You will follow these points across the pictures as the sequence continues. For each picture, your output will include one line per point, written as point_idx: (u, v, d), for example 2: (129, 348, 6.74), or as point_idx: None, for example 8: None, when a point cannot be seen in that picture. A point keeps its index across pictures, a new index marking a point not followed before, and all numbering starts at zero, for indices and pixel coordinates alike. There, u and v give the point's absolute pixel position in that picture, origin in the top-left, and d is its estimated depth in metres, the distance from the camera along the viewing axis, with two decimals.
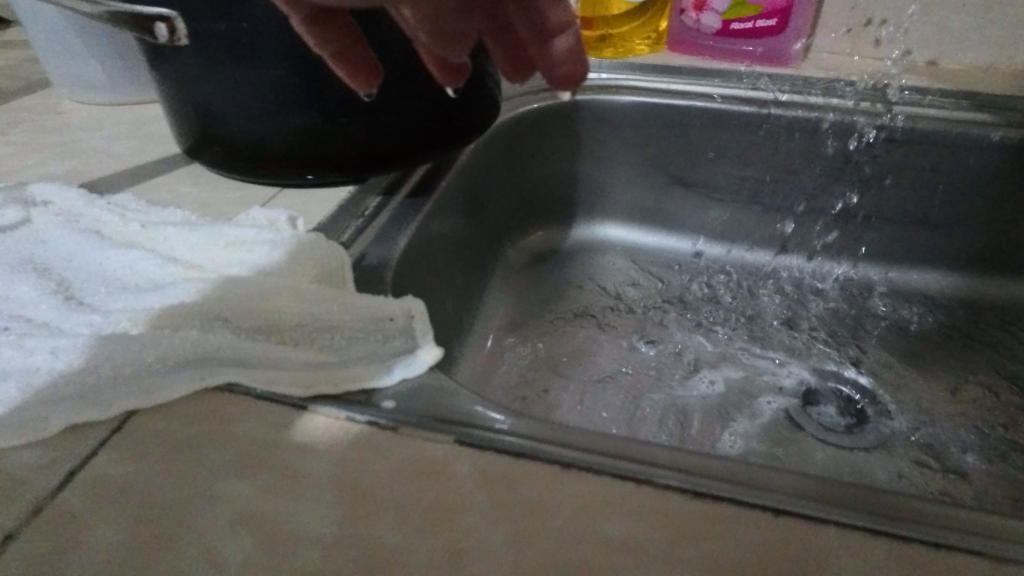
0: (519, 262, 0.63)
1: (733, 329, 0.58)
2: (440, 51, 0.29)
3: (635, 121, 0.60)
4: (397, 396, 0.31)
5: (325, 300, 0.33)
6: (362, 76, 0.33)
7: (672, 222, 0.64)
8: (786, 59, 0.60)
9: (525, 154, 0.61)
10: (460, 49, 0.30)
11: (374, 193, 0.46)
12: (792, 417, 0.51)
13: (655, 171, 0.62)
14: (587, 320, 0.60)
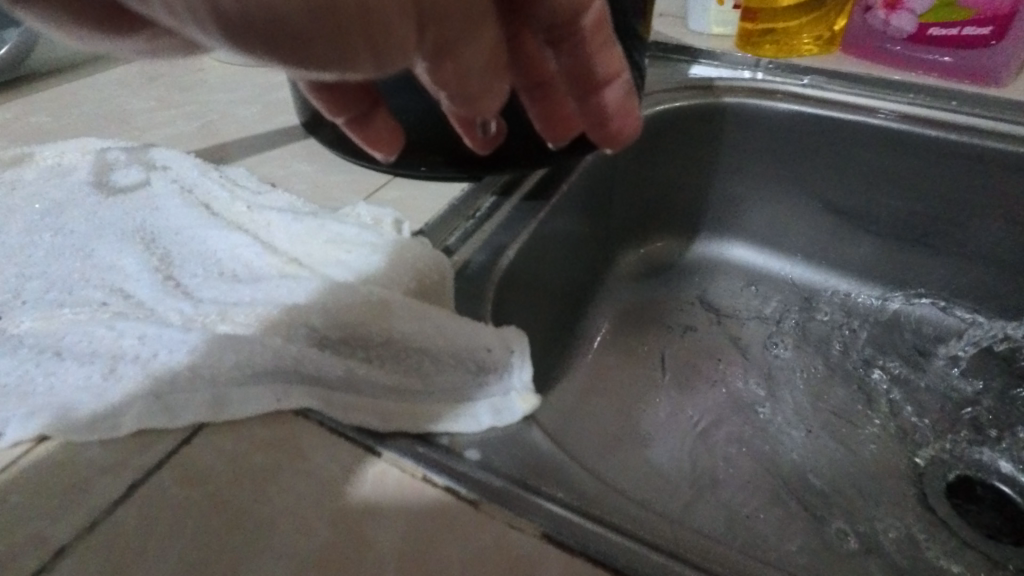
0: (628, 270, 0.57)
1: (871, 384, 0.48)
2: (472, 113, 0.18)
3: (789, 131, 0.52)
4: (483, 448, 0.27)
5: (419, 319, 0.30)
6: (382, 142, 0.25)
7: (814, 253, 0.56)
8: (993, 78, 0.48)
9: (658, 152, 0.54)
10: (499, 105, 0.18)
11: (487, 193, 0.42)
12: (939, 508, 0.41)
13: (803, 193, 0.54)
14: (694, 344, 0.52)
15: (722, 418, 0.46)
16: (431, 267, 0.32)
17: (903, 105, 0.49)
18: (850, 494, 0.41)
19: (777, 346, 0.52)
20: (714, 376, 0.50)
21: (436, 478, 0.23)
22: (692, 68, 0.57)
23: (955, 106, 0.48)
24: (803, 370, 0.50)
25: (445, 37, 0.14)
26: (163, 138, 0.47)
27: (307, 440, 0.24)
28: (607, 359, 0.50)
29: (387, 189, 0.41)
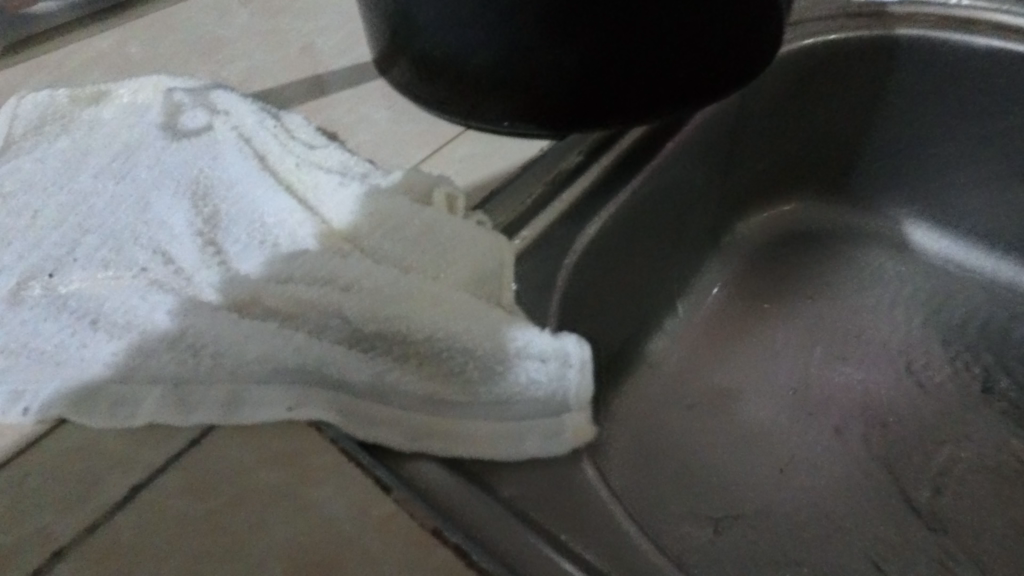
0: (747, 239, 0.54)
1: (1000, 369, 0.47)
2: None
3: (970, 82, 0.47)
4: (521, 486, 0.23)
5: (466, 317, 0.25)
6: None
7: (960, 224, 0.52)
8: None
9: (801, 103, 0.49)
10: None
11: (573, 152, 0.36)
12: None
13: (977, 154, 0.49)
14: (799, 327, 0.51)
15: (814, 416, 0.46)
16: (489, 253, 0.27)
17: None
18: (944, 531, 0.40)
19: (899, 317, 0.51)
20: (817, 364, 0.48)
21: (449, 536, 0.20)
22: None
23: None
24: (924, 349, 0.49)
25: None
26: (240, 72, 0.44)
27: (318, 458, 0.22)
28: (706, 336, 0.49)
29: (459, 145, 0.36)
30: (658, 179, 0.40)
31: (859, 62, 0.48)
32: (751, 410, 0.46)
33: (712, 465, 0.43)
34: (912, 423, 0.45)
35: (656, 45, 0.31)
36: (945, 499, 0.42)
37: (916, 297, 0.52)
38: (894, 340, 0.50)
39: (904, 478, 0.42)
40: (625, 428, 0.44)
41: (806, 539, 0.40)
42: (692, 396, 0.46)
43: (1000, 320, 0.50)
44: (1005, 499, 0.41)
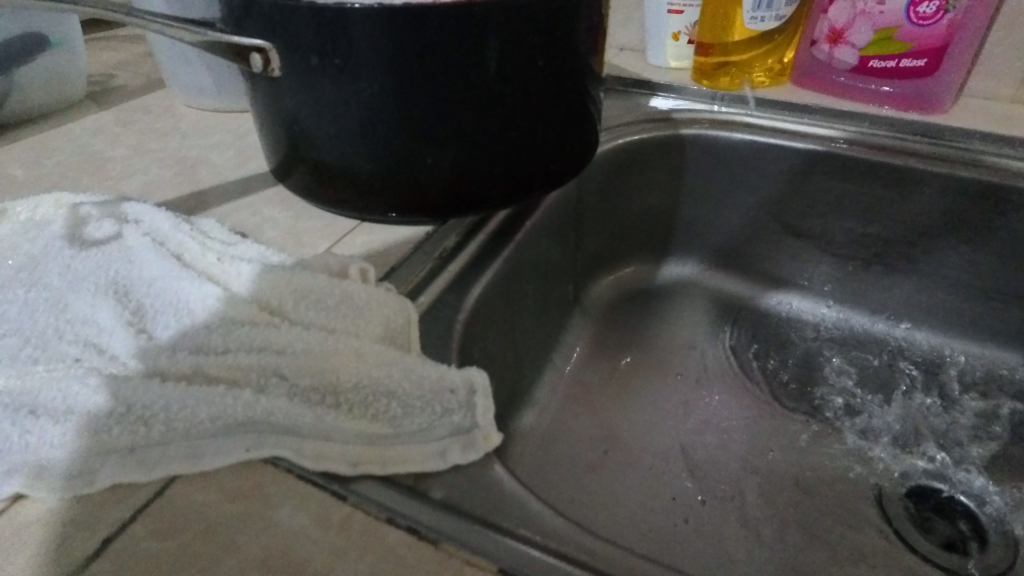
0: (601, 299, 0.66)
1: (794, 373, 0.62)
2: None
3: (739, 164, 0.64)
4: (449, 489, 0.28)
5: (386, 363, 0.31)
6: None
7: (752, 270, 0.69)
8: (927, 103, 0.61)
9: (625, 187, 0.63)
10: None
11: (453, 233, 0.45)
12: (881, 506, 0.52)
13: (755, 215, 0.66)
14: (650, 363, 0.63)
15: (669, 429, 0.57)
16: (398, 315, 0.33)
17: (857, 133, 0.61)
18: (778, 500, 0.52)
19: (721, 343, 0.65)
20: (667, 388, 0.61)
21: (399, 520, 0.26)
22: (652, 99, 0.68)
23: (893, 130, 0.60)
24: (740, 366, 0.63)
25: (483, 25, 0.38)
26: (138, 187, 0.48)
27: (277, 486, 0.27)
28: (580, 377, 0.60)
29: (356, 235, 0.43)
30: (523, 249, 0.49)
31: (658, 156, 0.64)
32: (621, 432, 0.56)
33: (597, 483, 0.52)
34: (740, 434, 0.57)
35: (503, 147, 0.43)
36: (772, 477, 0.54)
37: (729, 328, 0.67)
38: (717, 367, 0.63)
39: (740, 478, 0.53)
40: (520, 469, 0.50)
41: (678, 528, 0.49)
42: (572, 436, 0.55)
43: (791, 337, 0.66)
44: (812, 476, 0.54)
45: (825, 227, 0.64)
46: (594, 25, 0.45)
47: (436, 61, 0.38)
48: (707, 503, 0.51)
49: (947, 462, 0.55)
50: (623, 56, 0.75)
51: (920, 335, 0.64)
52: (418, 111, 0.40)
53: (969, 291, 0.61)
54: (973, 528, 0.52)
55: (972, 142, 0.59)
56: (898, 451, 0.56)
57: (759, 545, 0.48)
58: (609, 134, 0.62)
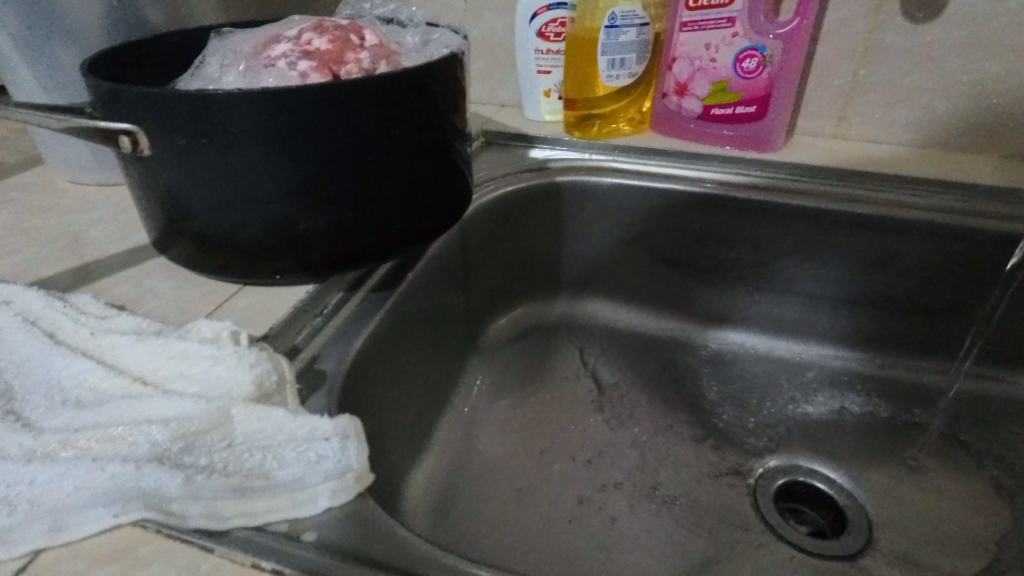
0: (500, 339, 0.71)
1: (683, 389, 0.69)
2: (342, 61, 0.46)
3: (612, 204, 0.71)
4: (319, 527, 0.31)
5: (258, 418, 0.34)
6: None
7: (638, 299, 0.75)
8: (764, 142, 0.70)
9: (511, 232, 0.69)
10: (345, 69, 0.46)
11: (336, 289, 0.48)
12: (756, 504, 0.58)
13: (637, 248, 0.72)
14: (548, 393, 0.67)
15: (567, 454, 0.61)
16: (272, 374, 0.36)
17: (709, 172, 0.69)
18: (664, 510, 0.57)
19: (615, 367, 0.71)
20: (568, 417, 0.65)
21: (264, 563, 0.29)
22: (530, 151, 0.74)
23: (737, 168, 0.69)
24: (633, 389, 0.68)
25: (342, 99, 0.42)
26: (13, 268, 0.48)
27: (147, 549, 0.29)
28: (482, 415, 0.63)
29: (236, 300, 0.45)
30: (409, 298, 0.53)
31: (537, 202, 0.70)
32: (523, 463, 0.60)
33: (499, 513, 0.55)
34: (631, 455, 0.62)
35: (376, 207, 0.47)
36: (660, 490, 0.59)
37: (622, 354, 0.72)
38: (610, 392, 0.68)
39: (631, 497, 0.58)
40: (420, 513, 0.52)
41: (574, 548, 0.52)
42: (473, 472, 0.58)
43: (677, 357, 0.72)
44: (697, 484, 0.60)
45: (692, 255, 0.71)
46: (454, 94, 0.50)
47: (302, 135, 0.42)
48: (601, 522, 0.55)
49: (811, 458, 0.62)
50: (503, 112, 0.81)
51: (786, 344, 0.72)
52: (289, 180, 0.43)
53: (814, 303, 0.70)
54: (835, 514, 0.59)
55: (803, 173, 0.69)
56: (770, 452, 0.63)
57: (647, 558, 0.52)
58: (491, 186, 0.67)
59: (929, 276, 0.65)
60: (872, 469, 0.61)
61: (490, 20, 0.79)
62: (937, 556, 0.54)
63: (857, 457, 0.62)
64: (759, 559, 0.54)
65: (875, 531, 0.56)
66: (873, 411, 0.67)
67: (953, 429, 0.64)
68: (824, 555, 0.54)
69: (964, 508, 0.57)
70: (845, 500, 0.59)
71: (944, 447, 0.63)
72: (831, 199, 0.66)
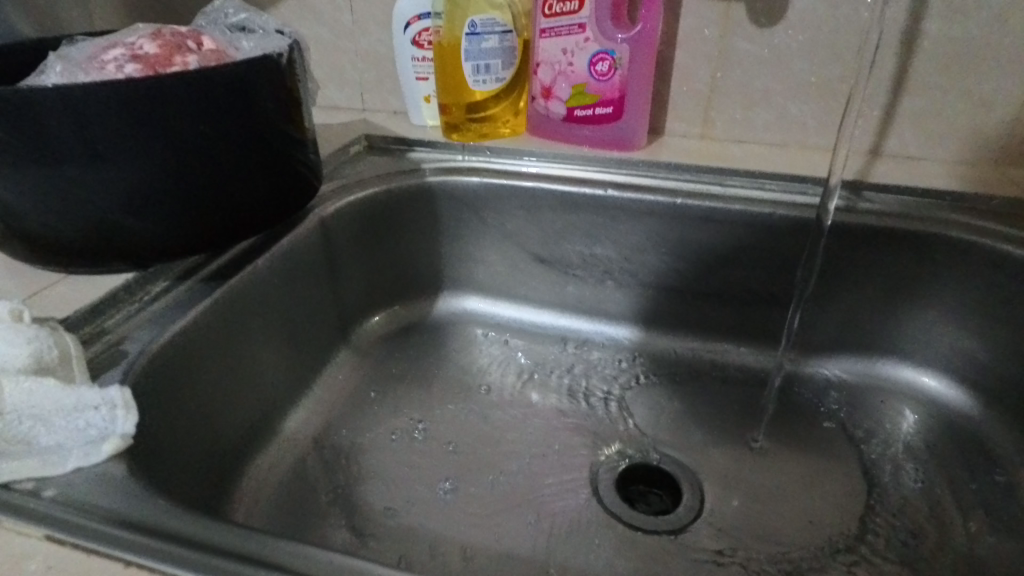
0: (378, 335, 0.73)
1: (553, 381, 0.71)
2: (171, 61, 0.50)
3: (482, 195, 0.73)
4: (61, 487, 0.34)
5: (24, 388, 0.35)
6: None
7: (518, 297, 0.78)
8: (625, 141, 0.73)
9: (385, 231, 0.72)
10: (172, 67, 0.49)
11: (163, 278, 0.51)
12: (599, 487, 0.60)
13: (510, 246, 0.75)
14: (418, 386, 0.69)
15: (424, 443, 0.63)
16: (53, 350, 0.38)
17: (576, 170, 0.73)
18: (505, 492, 0.59)
19: (490, 361, 0.74)
20: (432, 407, 0.67)
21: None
22: (411, 154, 0.78)
23: (601, 165, 0.73)
24: (501, 382, 0.71)
25: (156, 99, 0.45)
26: None
27: None
28: (346, 405, 0.66)
29: (58, 290, 0.48)
30: (252, 288, 0.55)
31: (408, 202, 0.72)
32: (377, 451, 0.62)
33: (340, 498, 0.57)
34: (487, 443, 0.64)
35: (203, 199, 0.50)
36: (507, 474, 0.61)
37: (498, 349, 0.75)
38: (478, 386, 0.70)
39: (477, 482, 0.60)
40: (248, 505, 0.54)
41: (406, 531, 0.55)
42: (320, 461, 0.59)
43: (551, 352, 0.75)
44: (545, 469, 0.62)
45: (561, 252, 0.74)
46: (289, 100, 0.54)
47: (117, 132, 0.45)
48: (440, 506, 0.57)
49: (662, 444, 0.65)
50: (392, 119, 0.85)
51: (657, 337, 0.75)
52: (106, 175, 0.46)
53: (677, 296, 0.73)
54: (675, 494, 0.61)
55: (664, 168, 0.72)
56: (624, 438, 0.65)
57: (478, 545, 0.54)
58: (363, 186, 0.70)
59: (780, 268, 0.68)
60: (718, 451, 0.64)
61: (376, 32, 0.82)
62: (756, 532, 0.56)
63: (706, 442, 0.65)
64: (589, 537, 0.56)
65: (706, 509, 0.58)
66: (730, 399, 0.69)
67: (800, 414, 0.67)
68: (650, 530, 0.57)
69: (796, 489, 0.60)
70: (686, 479, 0.61)
71: (789, 432, 0.65)
72: (685, 193, 0.69)
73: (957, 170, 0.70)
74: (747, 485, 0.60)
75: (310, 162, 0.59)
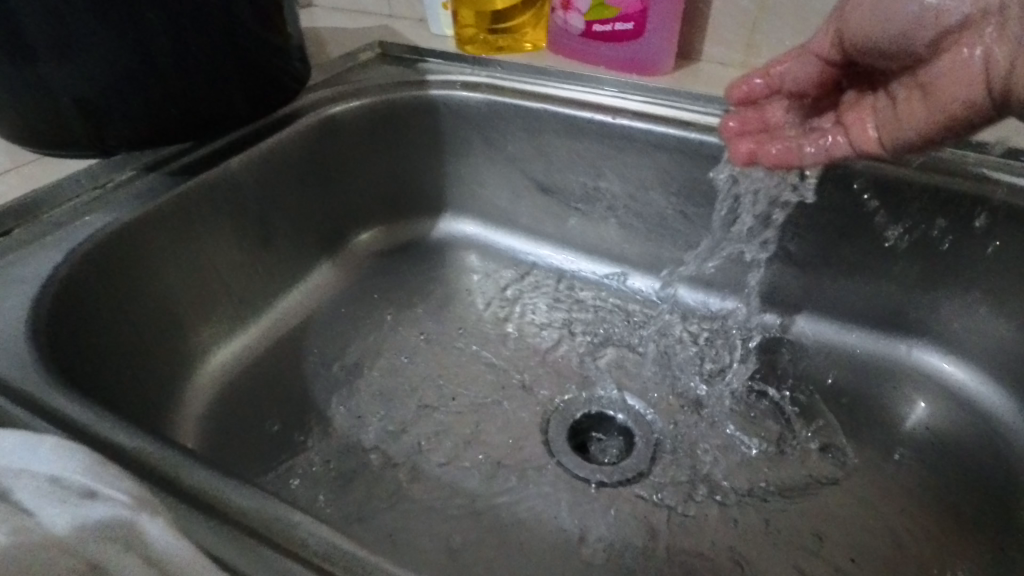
0: (371, 250, 0.73)
1: (537, 314, 0.69)
2: None
3: (486, 114, 0.69)
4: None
5: None
6: None
7: (518, 224, 0.74)
8: (645, 64, 0.67)
9: (381, 141, 0.70)
10: None
11: (130, 166, 0.53)
12: (554, 430, 0.59)
13: (512, 171, 0.71)
14: (400, 304, 0.69)
15: (392, 360, 0.64)
16: None
17: (589, 92, 0.67)
18: (458, 421, 0.59)
19: (477, 285, 0.72)
20: (408, 327, 0.67)
21: None
22: (421, 63, 0.74)
23: (617, 90, 0.66)
24: (484, 310, 0.69)
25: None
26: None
27: None
28: (326, 313, 0.67)
29: (34, 166, 0.52)
30: (224, 189, 0.56)
31: (407, 115, 0.70)
32: (343, 360, 0.63)
33: (296, 399, 0.59)
34: (454, 369, 0.63)
35: (170, 98, 0.50)
36: (465, 402, 0.60)
37: (489, 275, 0.73)
38: (461, 311, 0.69)
39: (433, 405, 0.60)
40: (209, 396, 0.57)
41: (351, 441, 0.56)
42: (284, 364, 0.61)
43: (543, 285, 0.72)
44: (504, 402, 0.61)
45: (564, 181, 0.69)
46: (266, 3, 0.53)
47: (79, 26, 0.44)
48: (391, 424, 0.58)
49: (633, 395, 0.61)
50: (414, 26, 0.80)
51: (656, 282, 0.69)
52: (69, 68, 0.46)
53: (684, 242, 0.67)
54: (631, 445, 0.59)
55: (686, 98, 0.64)
56: (596, 381, 0.62)
57: (417, 468, 0.55)
58: (363, 94, 0.68)
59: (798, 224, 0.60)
60: (691, 409, 0.60)
61: None
62: (705, 501, 0.53)
63: (682, 399, 0.61)
64: (529, 479, 0.55)
65: (657, 468, 0.56)
66: (720, 357, 0.63)
67: (798, 383, 0.61)
68: (594, 480, 0.55)
69: (763, 464, 0.55)
70: (650, 435, 0.58)
71: (776, 402, 0.60)
72: (703, 126, 0.61)
73: None
74: (711, 450, 0.57)
75: (290, 61, 0.58)
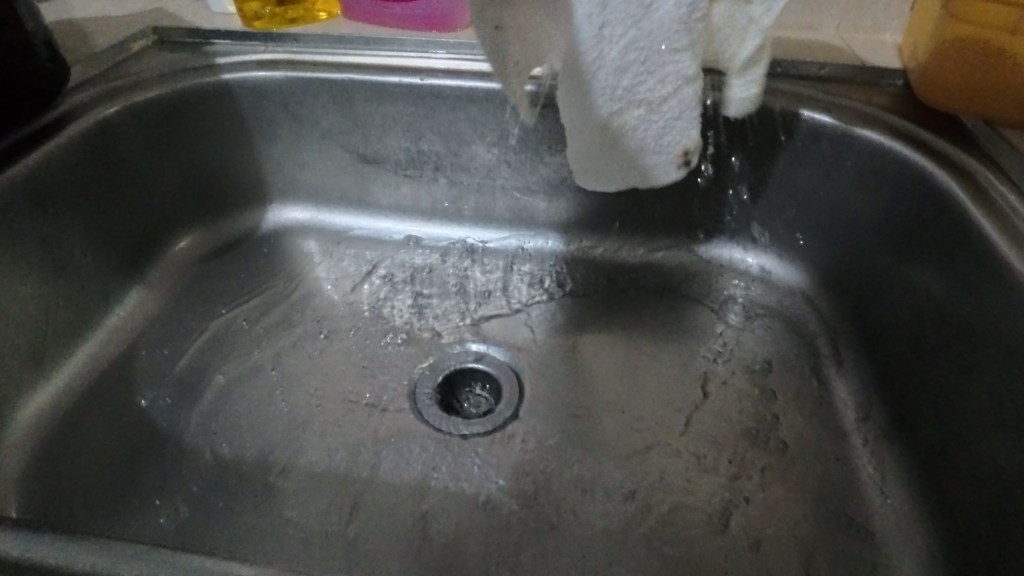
0: (194, 254, 0.68)
1: (387, 287, 0.68)
2: None
3: (287, 91, 0.65)
4: None
5: None
6: None
7: (353, 200, 0.72)
8: (446, 24, 0.66)
9: (177, 136, 0.64)
10: None
11: None
12: (421, 397, 0.59)
13: (333, 147, 0.69)
14: (237, 306, 0.65)
15: (238, 364, 0.60)
16: None
17: (391, 56, 0.65)
18: (323, 407, 0.58)
19: (320, 271, 0.70)
20: (251, 325, 0.64)
21: None
22: (207, 47, 0.68)
23: (419, 50, 0.65)
24: (331, 293, 0.67)
25: None
26: None
27: None
28: (154, 333, 0.62)
29: None
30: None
31: (201, 103, 0.64)
32: (182, 377, 0.58)
33: (132, 429, 0.54)
34: (309, 359, 0.61)
35: None
36: (325, 388, 0.59)
37: (331, 257, 0.71)
38: (308, 298, 0.67)
39: (292, 399, 0.58)
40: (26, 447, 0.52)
41: (205, 456, 0.53)
42: (113, 396, 0.56)
43: (389, 257, 0.71)
44: (367, 379, 0.60)
45: (386, 149, 0.68)
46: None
47: None
48: (247, 429, 0.55)
49: (490, 345, 0.64)
50: (190, 7, 0.73)
51: (499, 233, 0.71)
52: None
53: (515, 190, 0.69)
54: (495, 389, 0.61)
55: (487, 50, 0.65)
56: (455, 341, 0.64)
57: (284, 465, 0.53)
58: (142, 88, 0.61)
59: None
60: (546, 345, 0.63)
61: None
62: (569, 424, 0.57)
63: (536, 337, 0.64)
64: (403, 446, 0.55)
65: (521, 408, 0.59)
66: (563, 292, 0.67)
67: (636, 299, 0.67)
68: (466, 433, 0.57)
69: (613, 377, 0.60)
70: (513, 378, 0.61)
71: (620, 322, 0.65)
72: None
73: (800, 36, 0.65)
74: (569, 378, 0.61)
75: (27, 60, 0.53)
